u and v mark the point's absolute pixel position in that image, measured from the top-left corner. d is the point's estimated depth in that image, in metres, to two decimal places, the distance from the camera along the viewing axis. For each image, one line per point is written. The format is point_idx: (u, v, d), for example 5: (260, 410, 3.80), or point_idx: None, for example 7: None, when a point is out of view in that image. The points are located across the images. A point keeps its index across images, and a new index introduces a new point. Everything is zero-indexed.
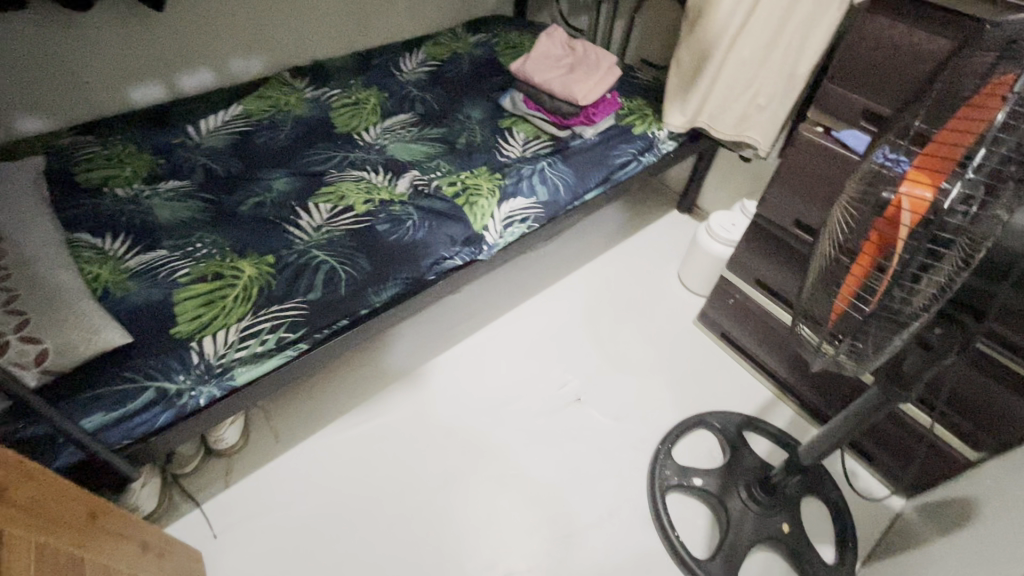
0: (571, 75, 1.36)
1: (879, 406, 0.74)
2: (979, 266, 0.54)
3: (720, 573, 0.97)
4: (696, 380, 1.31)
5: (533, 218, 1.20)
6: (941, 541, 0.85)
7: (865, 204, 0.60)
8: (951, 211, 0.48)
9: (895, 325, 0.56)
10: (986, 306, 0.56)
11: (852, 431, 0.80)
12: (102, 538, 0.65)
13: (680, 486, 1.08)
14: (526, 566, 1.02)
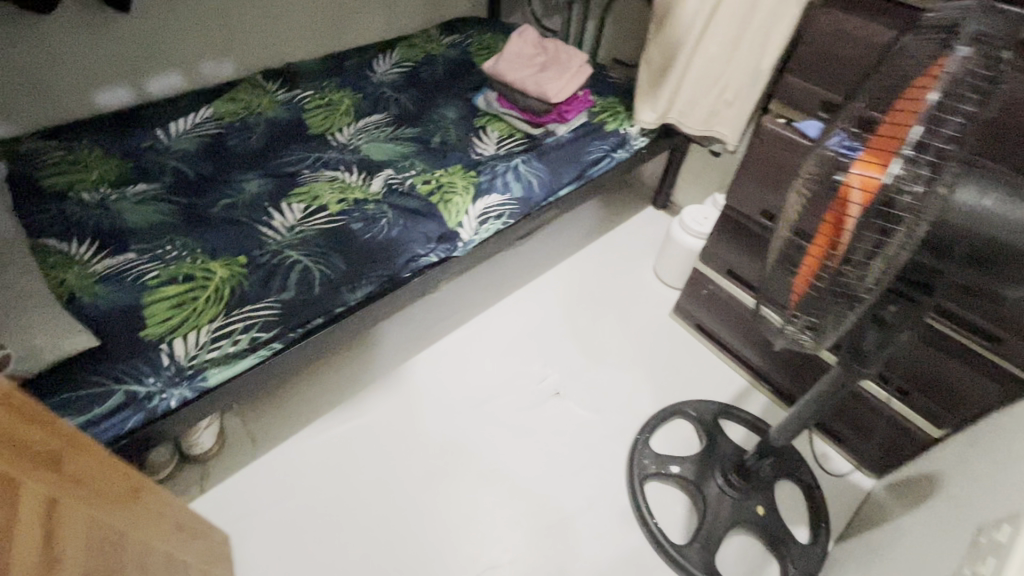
0: (543, 73, 1.37)
1: (842, 384, 0.76)
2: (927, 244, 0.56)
3: (697, 556, 0.99)
4: (673, 371, 1.33)
5: (508, 215, 1.21)
6: (907, 516, 0.88)
7: (819, 187, 0.62)
8: (896, 189, 0.50)
9: (847, 303, 0.58)
10: (934, 283, 0.59)
11: (818, 411, 0.83)
12: (143, 515, 0.67)
13: (658, 474, 1.10)
14: (507, 560, 1.02)
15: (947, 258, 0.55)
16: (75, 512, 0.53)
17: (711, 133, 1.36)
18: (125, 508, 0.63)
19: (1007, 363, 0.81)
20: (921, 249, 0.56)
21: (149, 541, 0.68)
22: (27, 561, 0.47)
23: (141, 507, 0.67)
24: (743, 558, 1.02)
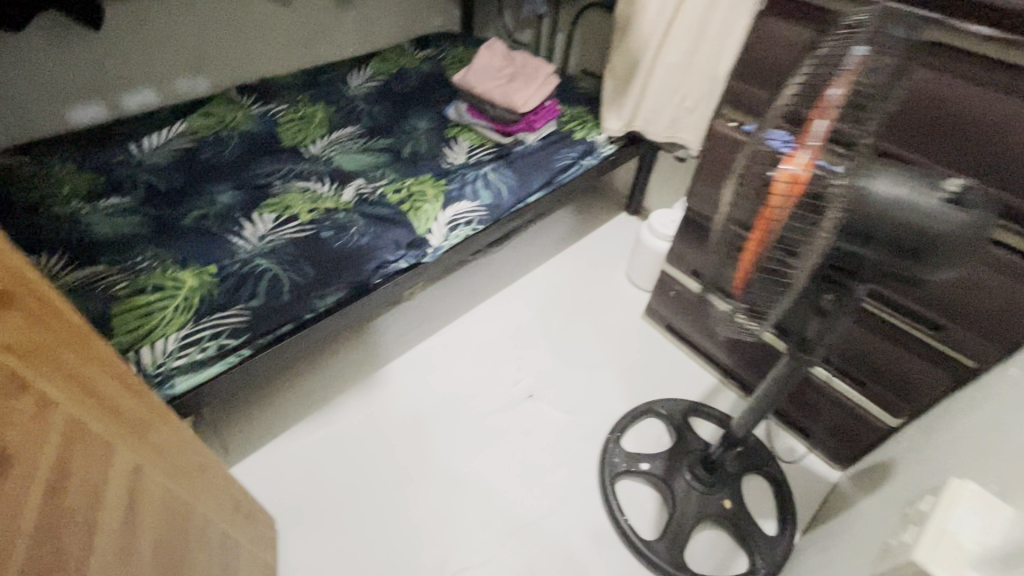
0: (511, 84, 1.41)
1: (792, 372, 0.79)
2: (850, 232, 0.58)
3: (666, 551, 1.01)
4: (644, 371, 1.35)
5: (477, 221, 1.23)
6: (864, 503, 0.91)
7: (754, 183, 0.65)
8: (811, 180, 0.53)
9: (779, 291, 0.62)
10: (862, 271, 0.61)
11: (773, 400, 0.86)
12: (209, 493, 0.76)
13: (628, 471, 1.12)
14: (481, 558, 1.03)
15: (866, 246, 0.58)
16: (145, 484, 0.61)
17: (674, 139, 1.40)
18: (193, 483, 0.71)
19: (953, 350, 0.84)
20: (841, 241, 0.59)
21: (209, 518, 0.75)
22: (110, 522, 0.54)
23: (206, 487, 0.75)
24: (712, 552, 1.04)
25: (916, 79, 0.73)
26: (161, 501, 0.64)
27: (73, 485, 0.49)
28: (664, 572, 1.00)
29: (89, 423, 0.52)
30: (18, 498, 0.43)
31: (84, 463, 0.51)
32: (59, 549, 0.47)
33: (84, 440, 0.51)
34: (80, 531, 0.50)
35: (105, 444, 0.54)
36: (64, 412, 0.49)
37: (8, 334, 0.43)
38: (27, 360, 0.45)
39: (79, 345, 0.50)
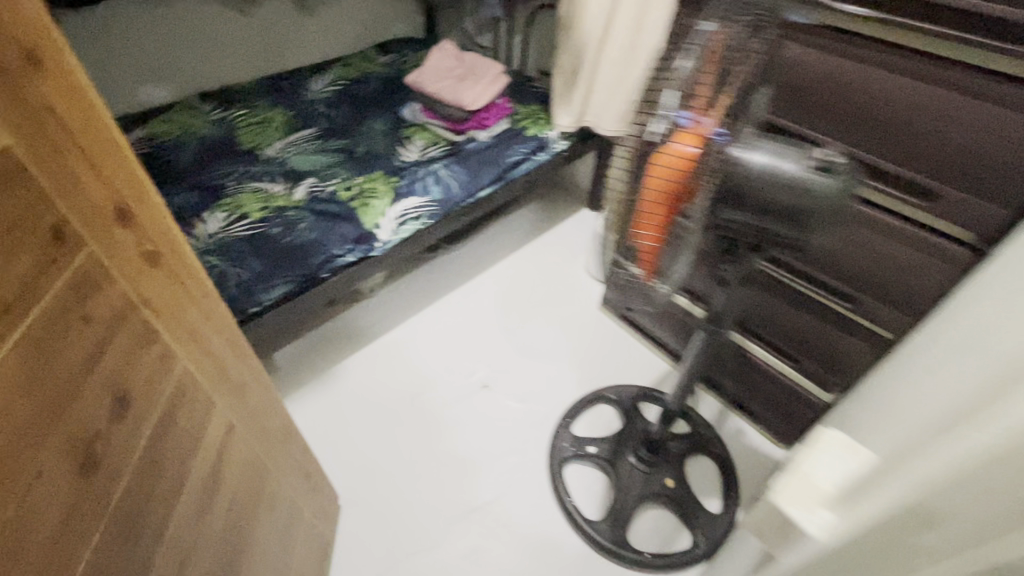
0: (461, 83, 1.45)
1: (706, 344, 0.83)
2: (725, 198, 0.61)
3: (608, 530, 1.04)
4: (598, 359, 1.38)
5: (427, 216, 1.26)
6: None
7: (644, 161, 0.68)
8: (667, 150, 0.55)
9: (676, 250, 0.69)
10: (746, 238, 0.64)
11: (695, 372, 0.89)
12: (284, 460, 0.82)
13: (576, 455, 1.14)
14: (490, 536, 1.07)
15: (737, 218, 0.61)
16: (231, 444, 0.68)
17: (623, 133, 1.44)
18: (270, 449, 0.78)
19: (873, 324, 0.86)
20: (709, 214, 0.61)
21: (281, 484, 0.82)
22: (198, 475, 0.60)
23: (278, 462, 0.81)
24: (656, 530, 1.07)
25: (812, 54, 0.76)
26: (243, 459, 0.71)
27: (176, 434, 0.57)
28: (607, 550, 1.03)
29: (196, 375, 0.61)
30: (135, 429, 0.50)
31: (187, 413, 0.59)
32: (155, 488, 0.53)
33: (191, 393, 0.60)
34: (175, 474, 0.56)
35: (207, 399, 0.63)
36: (178, 362, 0.57)
37: (145, 287, 0.52)
38: (156, 311, 0.54)
39: (197, 304, 0.59)
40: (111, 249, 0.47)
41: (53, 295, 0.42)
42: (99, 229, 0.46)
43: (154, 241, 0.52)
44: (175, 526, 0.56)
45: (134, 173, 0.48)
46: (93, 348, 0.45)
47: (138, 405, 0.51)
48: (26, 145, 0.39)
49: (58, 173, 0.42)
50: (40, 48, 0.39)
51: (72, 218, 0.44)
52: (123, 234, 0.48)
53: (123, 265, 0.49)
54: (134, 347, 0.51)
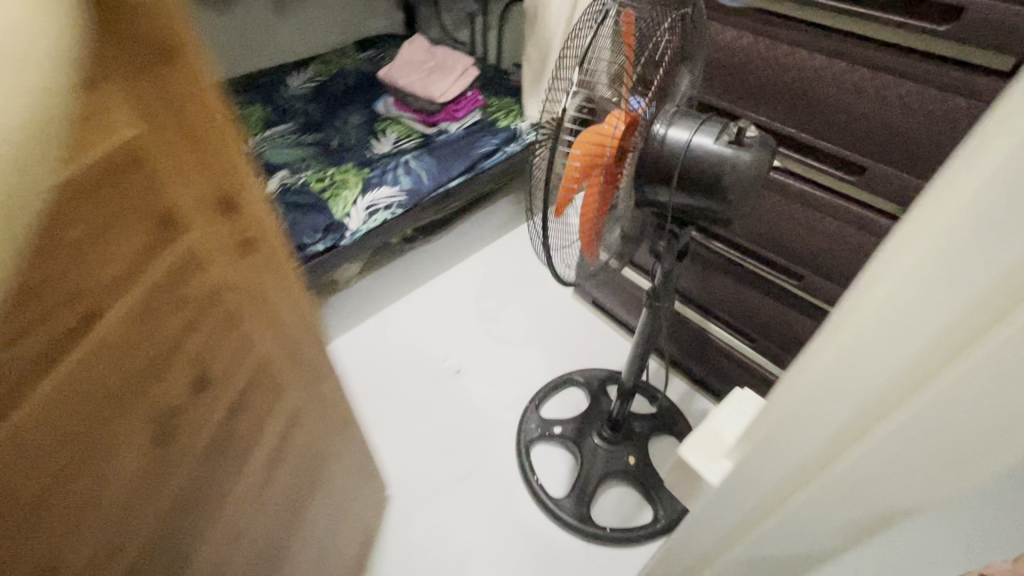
0: (431, 77, 1.49)
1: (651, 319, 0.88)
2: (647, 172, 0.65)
3: (571, 506, 1.07)
4: (569, 345, 1.41)
5: (397, 206, 1.29)
6: None
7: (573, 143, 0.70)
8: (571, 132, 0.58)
9: (611, 224, 0.73)
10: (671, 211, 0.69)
11: (644, 347, 0.94)
12: (342, 447, 0.81)
13: (542, 437, 1.17)
14: (474, 516, 1.10)
15: (661, 192, 0.66)
16: (300, 430, 0.65)
17: None
18: (332, 436, 0.76)
19: (816, 299, 0.88)
20: (637, 185, 0.68)
21: (333, 470, 0.80)
22: (259, 458, 0.58)
23: (338, 453, 0.80)
24: (619, 507, 1.10)
25: (731, 35, 0.79)
26: (303, 446, 0.68)
27: (243, 420, 0.52)
28: (571, 526, 1.06)
29: (279, 367, 0.55)
30: (206, 414, 0.46)
31: (259, 403, 0.54)
32: (217, 470, 0.50)
33: (273, 383, 0.55)
34: (236, 458, 0.53)
35: (284, 385, 0.57)
36: (256, 359, 0.50)
37: (249, 282, 0.45)
38: (250, 302, 0.46)
39: (289, 298, 0.52)
40: (213, 239, 0.40)
41: (147, 291, 0.36)
42: (202, 219, 0.39)
43: (259, 227, 0.44)
44: (235, 512, 0.57)
45: (248, 156, 0.40)
46: (180, 335, 0.40)
47: (212, 394, 0.45)
48: (127, 119, 0.31)
49: (164, 152, 0.34)
50: (166, 25, 0.31)
51: (177, 206, 0.36)
52: (226, 221, 0.41)
53: (223, 254, 0.42)
54: (216, 342, 0.44)
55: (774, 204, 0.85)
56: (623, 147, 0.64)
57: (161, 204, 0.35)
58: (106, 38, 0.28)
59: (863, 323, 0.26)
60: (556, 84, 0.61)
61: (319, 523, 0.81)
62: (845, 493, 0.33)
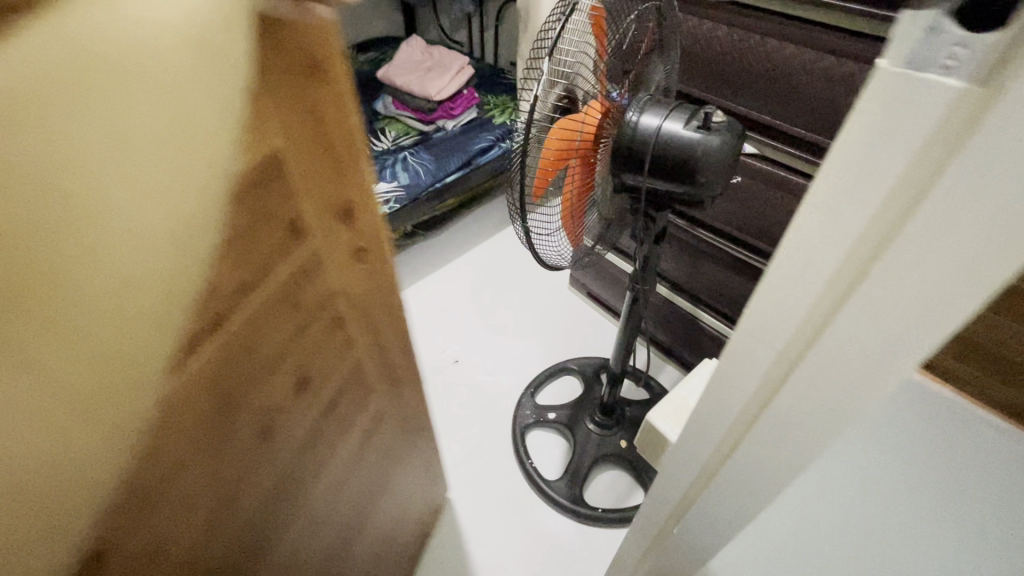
0: (427, 75, 1.53)
1: (636, 300, 0.93)
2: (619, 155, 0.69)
3: (564, 488, 1.11)
4: (565, 334, 1.44)
5: (395, 200, 1.34)
6: None
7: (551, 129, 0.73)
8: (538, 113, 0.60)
9: (589, 208, 0.78)
10: (641, 193, 0.72)
11: (631, 328, 0.99)
12: (414, 449, 0.85)
13: (537, 422, 1.21)
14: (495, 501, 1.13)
15: (632, 177, 0.70)
16: (381, 430, 0.70)
17: None
18: (408, 438, 0.80)
19: None
20: (612, 170, 0.72)
21: (406, 470, 0.84)
22: (347, 454, 0.63)
23: (411, 453, 0.84)
24: (611, 489, 1.13)
25: (707, 28, 0.83)
26: (381, 446, 0.72)
27: (336, 418, 0.57)
28: (563, 508, 1.09)
29: (371, 372, 0.60)
30: (307, 411, 0.51)
31: (351, 404, 0.59)
32: (308, 462, 0.55)
33: (362, 385, 0.60)
34: (324, 455, 0.58)
35: (372, 390, 0.62)
36: (355, 361, 0.56)
37: (355, 288, 0.50)
38: (354, 306, 0.52)
39: (385, 307, 0.57)
40: (328, 244, 0.44)
41: (272, 290, 0.40)
42: (324, 226, 0.43)
43: (366, 236, 0.49)
44: (319, 501, 0.61)
45: (366, 171, 0.45)
46: (290, 336, 0.44)
47: (313, 392, 0.50)
48: (287, 137, 0.36)
49: (306, 166, 0.39)
50: (323, 56, 0.36)
51: (307, 214, 0.41)
52: (345, 231, 0.46)
53: (335, 259, 0.46)
54: (321, 341, 0.49)
55: (753, 189, 0.89)
56: (596, 137, 0.68)
57: (298, 212, 0.40)
58: (282, 61, 0.33)
59: (782, 271, 0.29)
60: (527, 76, 0.65)
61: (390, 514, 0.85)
62: (784, 433, 0.36)
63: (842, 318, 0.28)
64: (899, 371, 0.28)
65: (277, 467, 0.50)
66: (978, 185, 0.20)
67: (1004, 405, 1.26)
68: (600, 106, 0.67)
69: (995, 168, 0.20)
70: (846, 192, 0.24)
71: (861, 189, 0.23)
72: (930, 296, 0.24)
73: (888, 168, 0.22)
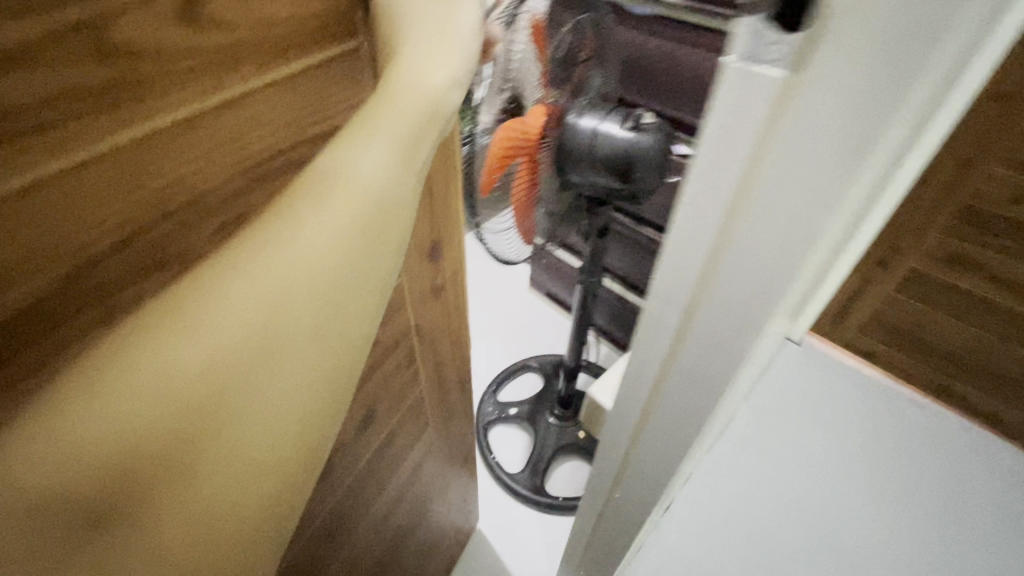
0: None
1: (587, 294, 0.99)
2: (563, 156, 0.74)
3: (525, 480, 1.14)
4: (525, 334, 1.48)
5: None
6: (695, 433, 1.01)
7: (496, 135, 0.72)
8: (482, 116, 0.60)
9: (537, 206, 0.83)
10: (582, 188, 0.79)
11: (583, 323, 1.04)
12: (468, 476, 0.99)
13: (499, 418, 1.24)
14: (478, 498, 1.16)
15: (578, 174, 0.76)
16: (427, 464, 0.82)
17: None
18: (461, 470, 0.95)
19: None
20: (558, 170, 0.77)
21: (452, 493, 0.95)
22: (395, 484, 0.75)
23: (460, 477, 0.96)
24: (573, 478, 1.18)
25: (642, 39, 0.91)
26: (430, 472, 0.84)
27: (396, 448, 0.71)
28: (524, 498, 1.13)
29: (427, 408, 0.75)
30: (372, 438, 0.63)
31: (405, 435, 0.72)
32: (367, 491, 0.68)
33: (417, 416, 0.74)
34: (376, 482, 0.70)
35: (424, 421, 0.77)
36: (420, 389, 0.71)
37: (425, 321, 0.65)
38: (423, 337, 0.66)
39: (449, 333, 0.73)
40: (416, 278, 0.59)
41: None
42: (417, 263, 0.58)
43: (443, 274, 0.65)
44: (373, 519, 0.73)
45: (456, 216, 0.61)
46: (372, 365, 0.57)
47: (375, 424, 0.63)
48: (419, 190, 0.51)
49: (422, 213, 0.54)
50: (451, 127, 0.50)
51: (411, 252, 0.55)
52: (423, 268, 0.59)
53: (417, 295, 0.61)
54: (396, 366, 0.63)
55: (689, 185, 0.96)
56: (540, 136, 0.75)
57: (408, 247, 0.54)
58: None
59: (678, 236, 0.34)
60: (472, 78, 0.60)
61: (437, 530, 0.95)
62: (680, 382, 0.41)
63: (723, 266, 0.33)
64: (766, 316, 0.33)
65: (344, 486, 0.62)
66: (800, 132, 0.26)
67: None
68: (546, 109, 0.73)
69: (812, 121, 0.25)
70: (721, 158, 0.29)
71: (730, 159, 0.29)
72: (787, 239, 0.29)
73: (748, 136, 0.28)
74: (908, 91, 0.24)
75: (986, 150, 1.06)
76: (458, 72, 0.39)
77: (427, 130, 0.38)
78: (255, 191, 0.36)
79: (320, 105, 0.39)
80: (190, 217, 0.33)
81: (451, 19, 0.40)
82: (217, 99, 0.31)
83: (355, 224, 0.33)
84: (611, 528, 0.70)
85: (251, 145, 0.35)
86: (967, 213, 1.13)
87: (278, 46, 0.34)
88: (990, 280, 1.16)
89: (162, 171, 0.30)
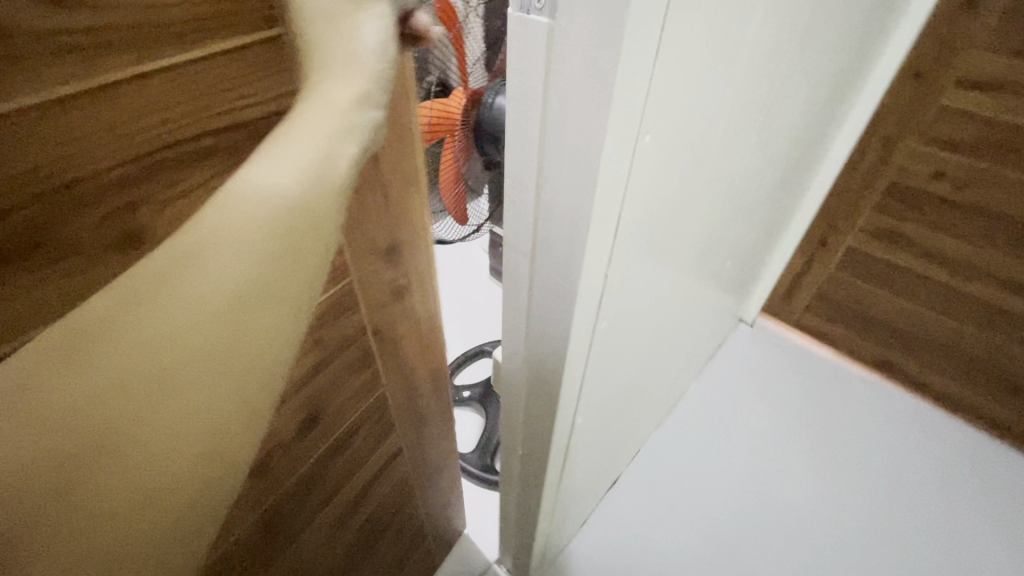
0: None
1: None
2: (479, 133, 0.78)
3: (473, 458, 1.18)
4: (481, 323, 1.50)
5: None
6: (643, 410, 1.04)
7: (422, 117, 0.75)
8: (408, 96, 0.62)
9: (464, 183, 0.88)
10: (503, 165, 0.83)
11: None
12: (446, 478, 0.91)
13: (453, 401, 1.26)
14: None
15: (495, 153, 0.80)
16: (397, 465, 0.74)
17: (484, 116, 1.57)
18: (435, 473, 0.87)
19: None
20: (479, 149, 0.82)
21: (426, 497, 0.88)
22: (352, 487, 0.67)
23: (437, 483, 0.89)
24: None
25: None
26: (398, 476, 0.76)
27: (351, 452, 0.63)
28: (472, 476, 1.16)
29: (393, 410, 0.66)
30: (316, 443, 0.56)
31: (366, 437, 0.64)
32: (314, 494, 0.60)
33: (381, 416, 0.65)
34: (326, 487, 0.62)
35: (390, 423, 0.68)
36: (381, 394, 0.62)
37: (388, 325, 0.56)
38: (384, 344, 0.57)
39: (422, 338, 0.63)
40: (371, 281, 0.50)
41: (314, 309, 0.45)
42: (372, 265, 0.48)
43: (409, 277, 0.55)
44: (322, 524, 0.65)
45: (421, 220, 0.51)
46: (309, 369, 0.49)
47: (323, 427, 0.55)
48: (364, 195, 0.43)
49: (372, 216, 0.45)
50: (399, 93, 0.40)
51: (360, 253, 0.46)
52: (383, 268, 0.50)
53: (375, 300, 0.52)
54: (346, 370, 0.54)
55: None
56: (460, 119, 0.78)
57: (354, 251, 0.46)
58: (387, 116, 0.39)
59: (512, 186, 0.36)
60: None
61: (401, 540, 0.87)
62: (539, 327, 0.44)
63: (544, 214, 0.35)
64: (579, 267, 0.35)
65: (280, 492, 0.55)
66: (572, 76, 0.27)
67: (868, 356, 1.40)
68: (464, 94, 0.76)
69: (573, 68, 0.27)
70: (524, 111, 0.31)
71: (529, 112, 0.31)
72: (576, 188, 0.31)
73: (536, 88, 0.29)
74: (644, 35, 0.25)
75: (911, 128, 1.07)
76: (379, 89, 0.31)
77: (348, 146, 0.30)
78: (149, 184, 0.29)
79: (238, 96, 0.31)
80: (51, 208, 0.26)
81: (352, 38, 0.30)
82: (91, 85, 0.25)
83: (258, 258, 0.27)
84: (529, 493, 0.73)
85: (142, 134, 0.28)
86: (893, 190, 1.15)
87: (181, 23, 0.27)
88: (922, 255, 1.19)
89: (8, 161, 0.24)
